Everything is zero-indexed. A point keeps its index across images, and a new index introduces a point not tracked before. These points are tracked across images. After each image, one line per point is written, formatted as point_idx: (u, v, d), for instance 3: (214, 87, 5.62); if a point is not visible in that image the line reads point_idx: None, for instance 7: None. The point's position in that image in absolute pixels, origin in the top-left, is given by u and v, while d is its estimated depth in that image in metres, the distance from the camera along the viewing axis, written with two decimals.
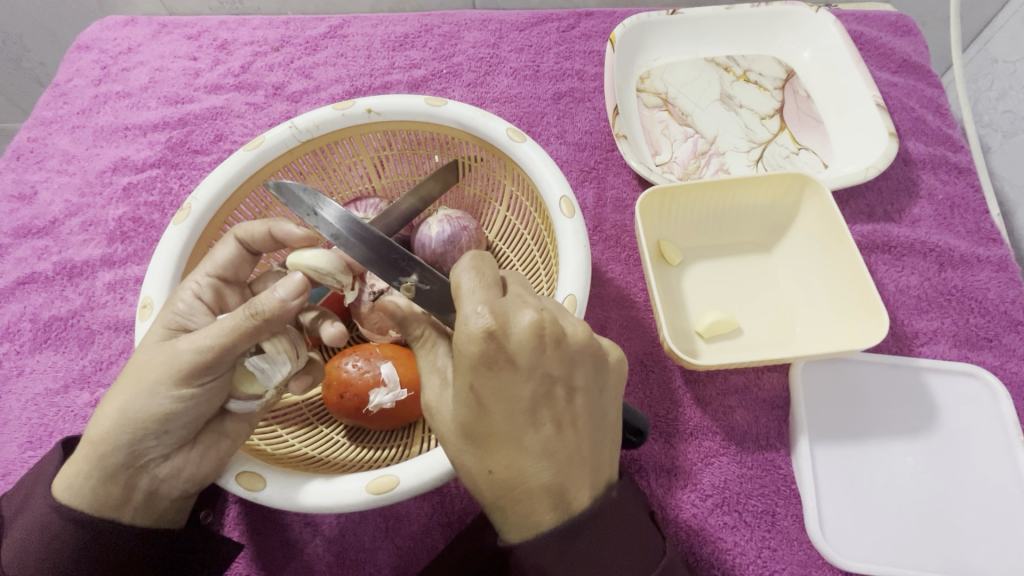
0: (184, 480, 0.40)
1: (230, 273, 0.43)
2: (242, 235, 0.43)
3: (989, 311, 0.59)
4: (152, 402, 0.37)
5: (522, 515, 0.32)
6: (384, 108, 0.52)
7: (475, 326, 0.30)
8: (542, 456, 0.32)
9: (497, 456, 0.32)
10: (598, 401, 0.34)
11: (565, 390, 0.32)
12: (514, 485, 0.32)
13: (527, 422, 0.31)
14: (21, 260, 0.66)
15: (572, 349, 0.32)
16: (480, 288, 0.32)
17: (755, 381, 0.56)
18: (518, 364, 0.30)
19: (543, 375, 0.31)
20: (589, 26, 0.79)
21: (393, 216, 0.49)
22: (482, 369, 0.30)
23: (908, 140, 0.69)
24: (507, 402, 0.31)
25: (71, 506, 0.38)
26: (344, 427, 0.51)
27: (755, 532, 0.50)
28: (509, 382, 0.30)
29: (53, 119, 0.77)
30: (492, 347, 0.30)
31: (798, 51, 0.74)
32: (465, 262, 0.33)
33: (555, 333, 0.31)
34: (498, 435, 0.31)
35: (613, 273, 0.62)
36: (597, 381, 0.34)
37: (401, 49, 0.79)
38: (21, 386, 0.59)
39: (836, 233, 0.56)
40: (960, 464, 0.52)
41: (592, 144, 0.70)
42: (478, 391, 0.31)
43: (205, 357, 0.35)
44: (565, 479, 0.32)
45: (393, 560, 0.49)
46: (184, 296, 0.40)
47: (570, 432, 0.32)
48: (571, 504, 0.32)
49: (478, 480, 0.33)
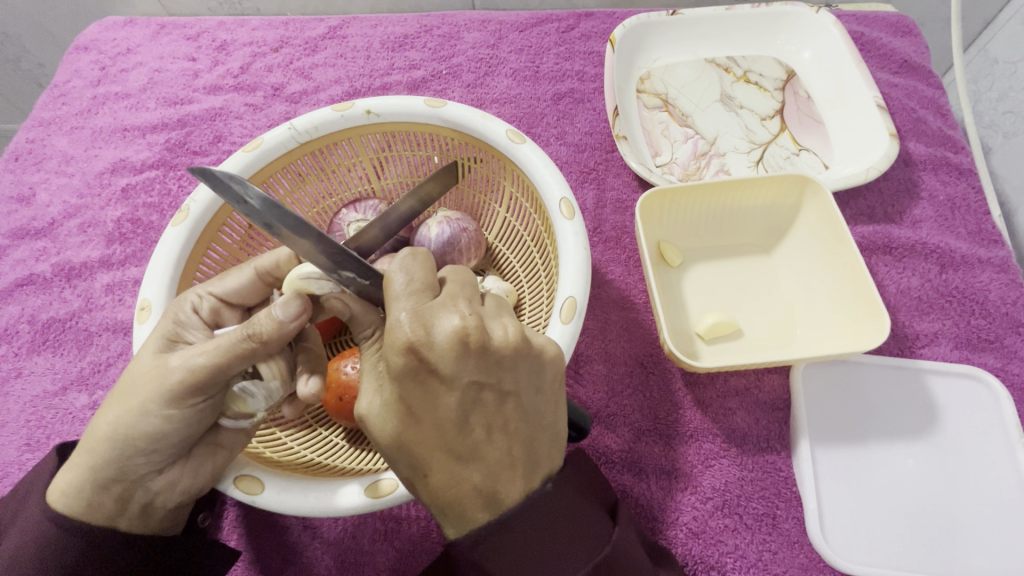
0: (182, 490, 0.40)
1: (235, 296, 0.42)
2: (263, 267, 0.43)
3: (991, 312, 0.59)
4: (142, 421, 0.36)
5: (455, 517, 0.32)
6: (384, 109, 0.51)
7: (399, 336, 0.30)
8: (473, 460, 0.31)
9: (429, 464, 0.32)
10: (534, 402, 0.33)
11: (495, 396, 0.31)
12: (446, 491, 0.31)
13: (458, 429, 0.31)
14: (20, 262, 0.66)
15: (499, 354, 0.31)
16: (408, 292, 0.32)
17: (755, 383, 0.55)
18: (442, 375, 0.30)
19: (470, 383, 0.31)
20: (588, 27, 0.79)
21: (392, 217, 0.48)
22: (407, 380, 0.30)
23: (908, 140, 0.69)
24: (434, 411, 0.31)
25: (64, 515, 0.37)
26: (344, 429, 0.51)
27: (756, 535, 0.49)
28: (433, 391, 0.31)
29: (52, 120, 0.77)
30: (414, 359, 0.30)
31: (799, 51, 0.74)
32: (399, 259, 0.33)
33: (481, 340, 0.30)
34: (428, 444, 0.31)
35: (613, 274, 0.62)
36: (532, 382, 0.33)
37: (400, 50, 0.79)
38: (20, 387, 0.59)
39: (837, 234, 0.55)
40: (962, 466, 0.52)
41: (593, 145, 0.70)
42: (404, 402, 0.31)
43: (197, 377, 0.35)
44: (496, 481, 0.31)
45: (391, 563, 0.49)
46: (183, 308, 0.40)
47: (502, 435, 0.32)
48: (503, 504, 0.31)
49: (413, 487, 0.33)
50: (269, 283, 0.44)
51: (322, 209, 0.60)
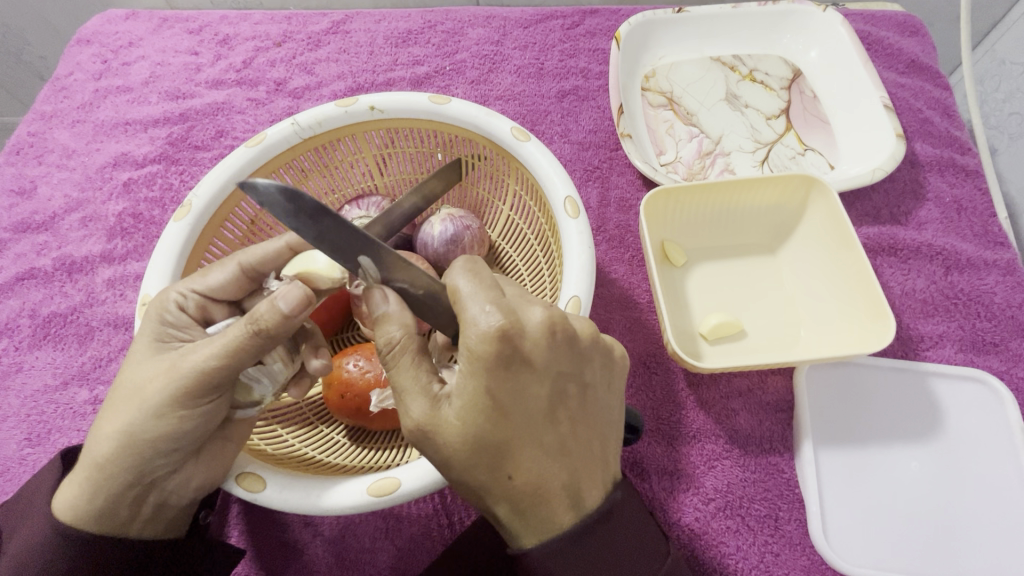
0: (195, 487, 0.39)
1: (221, 292, 0.40)
2: (247, 261, 0.40)
3: (996, 315, 0.58)
4: (157, 424, 0.35)
5: (541, 520, 0.32)
6: (387, 105, 0.51)
7: (488, 324, 0.30)
8: (559, 455, 0.32)
9: (514, 460, 0.31)
10: (606, 398, 0.35)
11: (576, 388, 0.33)
12: (533, 490, 0.31)
13: (544, 419, 0.31)
14: (21, 255, 0.66)
15: (580, 347, 0.33)
16: (485, 288, 0.32)
17: (758, 384, 0.55)
18: (533, 362, 0.31)
19: (555, 372, 0.32)
20: (593, 24, 0.79)
21: (395, 215, 0.49)
22: (500, 369, 0.30)
23: (914, 141, 0.69)
24: (523, 401, 0.31)
25: (71, 526, 0.37)
26: (345, 427, 0.51)
27: (758, 536, 0.49)
28: (523, 382, 0.31)
29: (53, 114, 0.76)
30: (508, 346, 0.30)
31: (805, 50, 0.73)
32: (459, 265, 0.33)
33: (565, 330, 0.32)
34: (517, 439, 0.31)
35: (617, 273, 0.62)
36: (604, 378, 0.35)
37: (404, 46, 0.78)
38: (21, 381, 0.59)
39: (843, 236, 0.55)
40: (967, 471, 0.52)
41: (596, 143, 0.70)
42: (494, 395, 0.30)
43: (210, 376, 0.34)
44: (581, 478, 0.32)
45: (392, 561, 0.49)
46: (169, 307, 0.38)
47: (582, 430, 0.33)
48: (585, 504, 0.32)
49: (490, 488, 0.31)
50: (254, 277, 0.40)
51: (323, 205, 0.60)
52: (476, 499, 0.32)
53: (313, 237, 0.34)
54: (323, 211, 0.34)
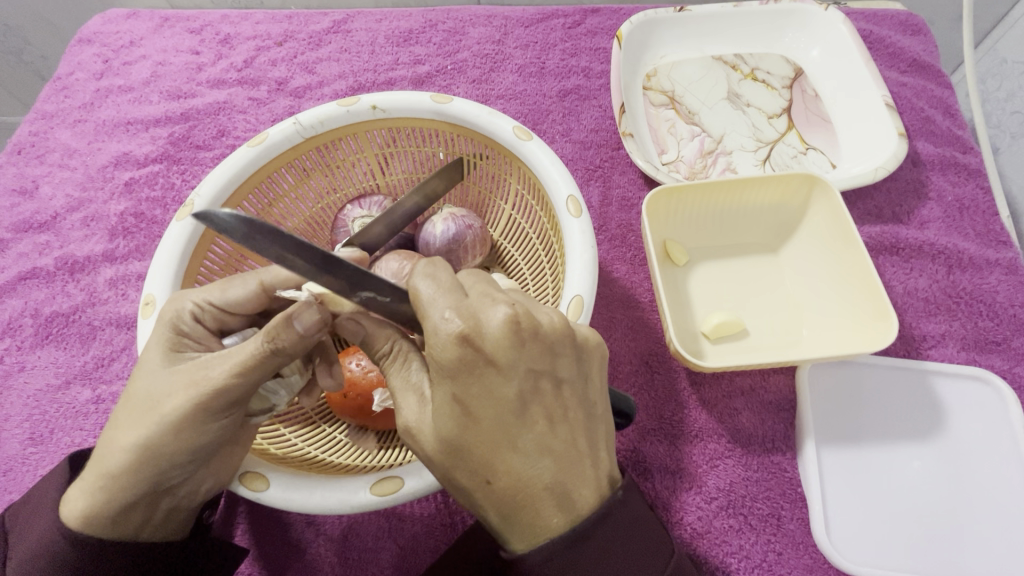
0: (206, 489, 0.40)
1: (238, 306, 0.39)
2: (269, 280, 0.39)
3: (998, 314, 0.58)
4: (176, 438, 0.35)
5: (527, 520, 0.32)
6: (389, 105, 0.51)
7: (447, 332, 0.30)
8: (540, 455, 0.31)
9: (494, 464, 0.31)
10: (586, 390, 0.34)
11: (550, 384, 0.32)
12: (515, 492, 0.31)
13: (520, 420, 0.31)
14: (23, 255, 0.66)
15: (550, 339, 0.31)
16: (443, 291, 0.31)
17: (760, 384, 0.55)
18: (499, 365, 0.30)
19: (527, 371, 0.31)
20: (595, 23, 0.79)
21: (396, 215, 0.51)
22: (463, 375, 0.30)
23: (916, 140, 0.69)
24: (495, 404, 0.30)
25: (79, 533, 0.37)
26: (347, 426, 0.51)
27: (760, 535, 0.49)
28: (491, 386, 0.30)
29: (55, 113, 0.76)
30: (469, 350, 0.29)
31: (807, 49, 0.73)
32: (420, 267, 0.33)
33: (531, 327, 0.30)
34: (494, 443, 0.31)
35: (618, 272, 0.62)
36: (582, 370, 0.33)
37: (405, 45, 0.78)
38: (22, 381, 0.59)
39: (844, 235, 0.55)
40: (971, 471, 0.51)
41: (598, 143, 0.70)
42: (463, 400, 0.30)
43: (230, 393, 0.34)
44: (567, 478, 0.32)
45: (395, 561, 0.49)
46: (185, 318, 0.38)
47: (563, 426, 0.32)
48: (574, 504, 0.32)
49: (474, 491, 0.32)
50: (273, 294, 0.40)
51: (325, 204, 0.60)
52: (465, 499, 0.33)
53: (275, 254, 0.33)
54: (278, 231, 0.32)
